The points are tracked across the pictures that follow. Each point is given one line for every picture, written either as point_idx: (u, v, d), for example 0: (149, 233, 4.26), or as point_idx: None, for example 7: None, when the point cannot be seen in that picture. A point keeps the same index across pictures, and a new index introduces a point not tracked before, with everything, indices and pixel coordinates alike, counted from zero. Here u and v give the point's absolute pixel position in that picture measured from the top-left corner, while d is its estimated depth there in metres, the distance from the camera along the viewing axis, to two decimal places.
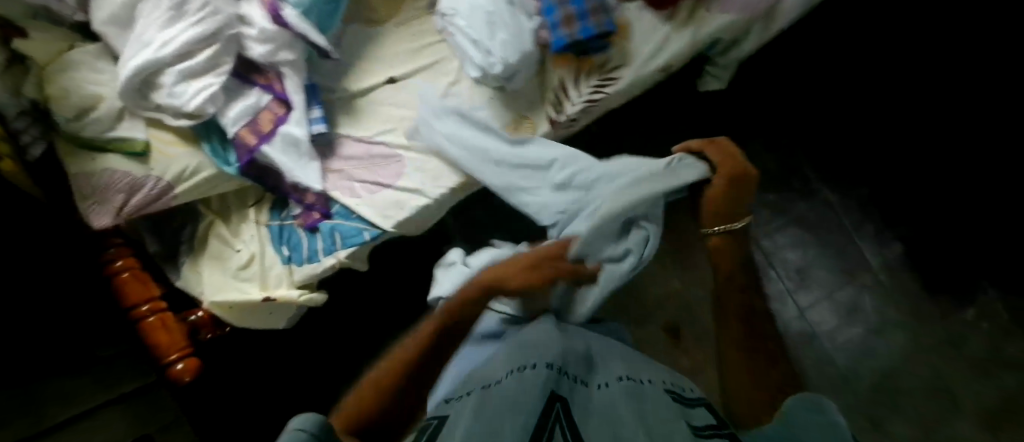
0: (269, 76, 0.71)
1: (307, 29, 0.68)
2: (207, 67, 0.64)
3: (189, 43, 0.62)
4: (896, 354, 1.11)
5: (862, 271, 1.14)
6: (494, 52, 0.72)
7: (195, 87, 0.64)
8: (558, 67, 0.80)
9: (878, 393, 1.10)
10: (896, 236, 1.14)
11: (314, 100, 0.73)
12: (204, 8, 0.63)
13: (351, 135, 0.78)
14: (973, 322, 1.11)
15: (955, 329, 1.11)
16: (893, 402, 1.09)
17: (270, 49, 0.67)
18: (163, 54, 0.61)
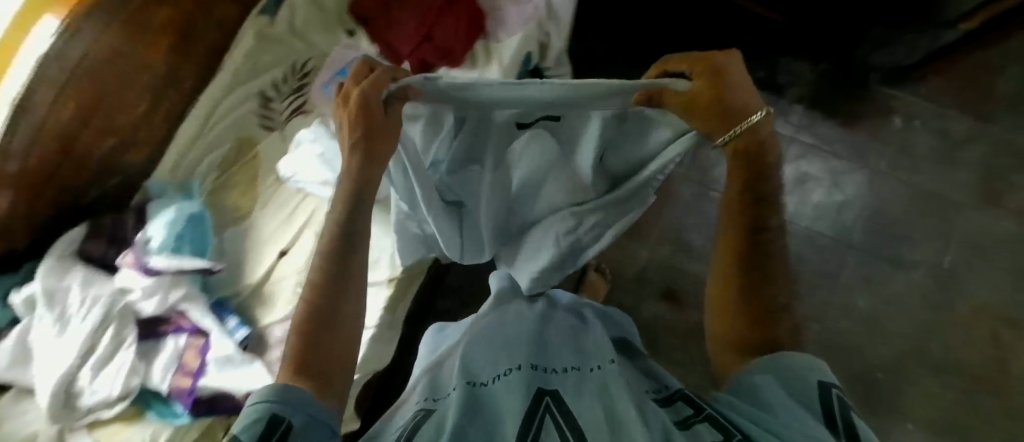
0: (173, 319, 0.73)
1: (182, 260, 0.72)
2: (111, 346, 0.67)
3: (85, 340, 0.66)
4: (867, 189, 1.12)
5: (792, 142, 1.14)
6: None
7: (105, 370, 0.66)
8: None
9: (876, 231, 1.10)
10: (793, 100, 1.16)
11: (224, 313, 0.76)
12: (85, 300, 0.68)
13: (275, 322, 0.78)
14: (906, 123, 1.13)
15: (899, 139, 1.13)
16: (893, 232, 1.09)
17: (159, 297, 0.71)
18: (63, 360, 0.64)
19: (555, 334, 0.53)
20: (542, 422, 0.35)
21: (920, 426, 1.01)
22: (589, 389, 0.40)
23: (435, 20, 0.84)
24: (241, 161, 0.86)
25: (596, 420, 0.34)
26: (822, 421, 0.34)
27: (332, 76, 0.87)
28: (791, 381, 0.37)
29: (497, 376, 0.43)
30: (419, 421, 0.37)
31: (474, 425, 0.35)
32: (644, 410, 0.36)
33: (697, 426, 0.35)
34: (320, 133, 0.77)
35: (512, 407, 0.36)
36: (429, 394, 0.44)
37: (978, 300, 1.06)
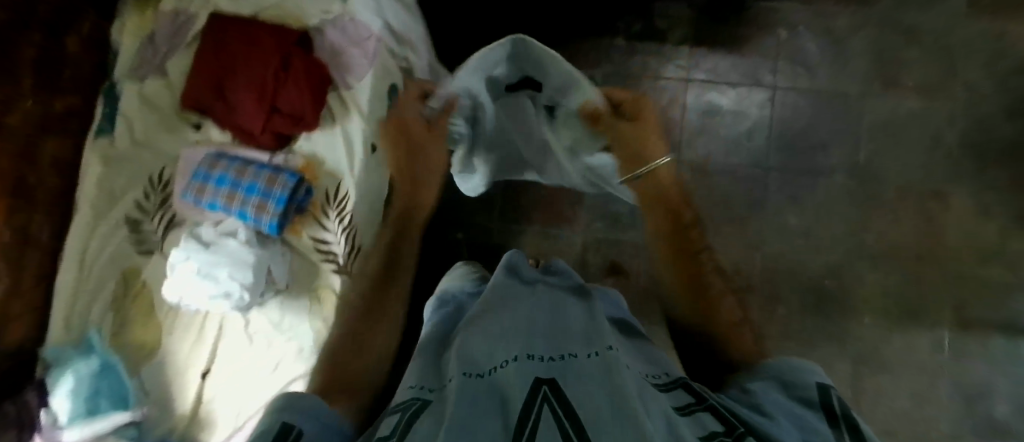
0: None
1: (94, 427, 0.75)
2: None
3: None
4: (770, 108, 1.10)
5: (686, 84, 1.12)
6: (235, 290, 0.74)
7: None
8: (299, 236, 0.84)
9: (788, 147, 1.09)
10: (677, 42, 1.13)
11: None
12: None
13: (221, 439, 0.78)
14: (791, 33, 1.11)
15: (788, 50, 1.11)
16: (804, 144, 1.09)
17: None
18: None
19: (561, 316, 0.45)
20: (541, 412, 0.28)
21: (874, 318, 1.03)
22: (599, 368, 0.33)
23: (274, 88, 0.80)
24: (130, 295, 0.84)
25: (598, 401, 0.28)
26: (823, 420, 0.30)
27: (189, 181, 0.80)
28: (787, 384, 0.34)
29: (492, 367, 0.34)
30: (407, 415, 0.30)
31: (470, 411, 0.28)
32: (650, 400, 0.30)
33: (700, 413, 0.31)
34: (191, 250, 0.75)
35: (511, 398, 0.30)
36: (415, 384, 0.36)
37: (900, 184, 1.06)
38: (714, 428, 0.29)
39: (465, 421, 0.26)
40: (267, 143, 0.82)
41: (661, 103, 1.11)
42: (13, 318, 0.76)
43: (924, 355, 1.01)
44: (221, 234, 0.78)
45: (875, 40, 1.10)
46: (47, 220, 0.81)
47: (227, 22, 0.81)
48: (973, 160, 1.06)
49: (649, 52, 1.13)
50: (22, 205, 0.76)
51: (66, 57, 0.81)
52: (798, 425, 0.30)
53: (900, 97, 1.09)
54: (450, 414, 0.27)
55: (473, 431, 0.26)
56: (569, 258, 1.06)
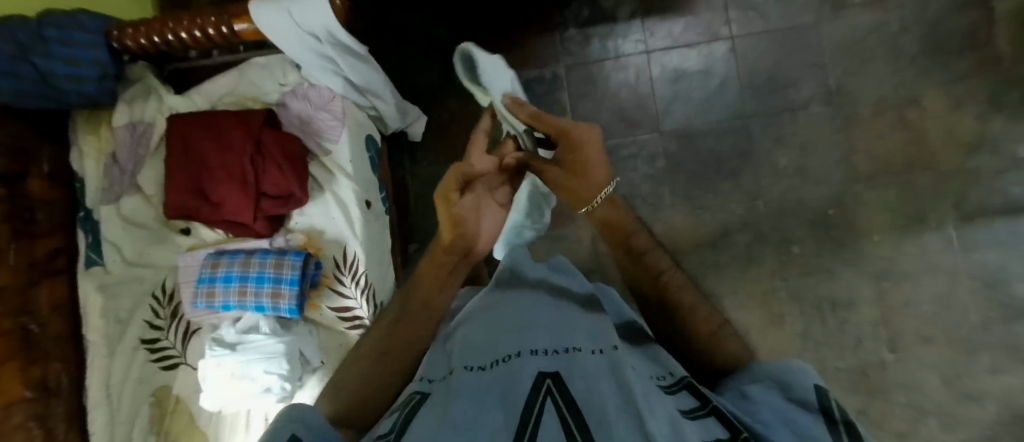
0: None
1: None
2: None
3: None
4: (733, 59, 1.11)
5: (649, 56, 1.12)
6: (275, 383, 0.73)
7: None
8: (319, 310, 0.83)
9: (761, 92, 1.10)
10: (629, 17, 1.13)
11: None
12: None
13: None
14: None
15: None
16: (775, 85, 1.11)
17: None
18: None
19: (561, 316, 0.49)
20: (543, 408, 0.33)
21: (884, 234, 1.06)
22: (599, 369, 0.37)
23: (255, 174, 0.79)
24: (167, 412, 0.83)
25: (600, 404, 0.32)
26: (824, 427, 0.32)
27: (196, 288, 0.80)
28: (790, 393, 0.36)
29: (496, 362, 0.41)
30: (413, 408, 0.37)
31: (472, 406, 0.33)
32: (652, 399, 0.34)
33: (707, 417, 0.34)
34: (219, 355, 0.74)
35: (515, 395, 0.35)
36: (429, 377, 0.44)
37: (875, 99, 1.09)
38: (719, 434, 0.32)
39: (468, 418, 0.32)
40: (264, 229, 0.81)
41: (631, 80, 1.12)
42: None
43: (939, 256, 1.04)
44: (244, 331, 0.78)
45: None
46: (62, 366, 0.79)
47: (187, 119, 0.81)
48: (936, 58, 1.08)
49: (605, 35, 1.13)
50: (35, 360, 0.74)
51: (33, 201, 0.78)
52: (796, 433, 0.33)
53: (854, 14, 1.11)
54: (454, 410, 0.33)
55: (474, 424, 0.31)
56: (583, 255, 1.07)
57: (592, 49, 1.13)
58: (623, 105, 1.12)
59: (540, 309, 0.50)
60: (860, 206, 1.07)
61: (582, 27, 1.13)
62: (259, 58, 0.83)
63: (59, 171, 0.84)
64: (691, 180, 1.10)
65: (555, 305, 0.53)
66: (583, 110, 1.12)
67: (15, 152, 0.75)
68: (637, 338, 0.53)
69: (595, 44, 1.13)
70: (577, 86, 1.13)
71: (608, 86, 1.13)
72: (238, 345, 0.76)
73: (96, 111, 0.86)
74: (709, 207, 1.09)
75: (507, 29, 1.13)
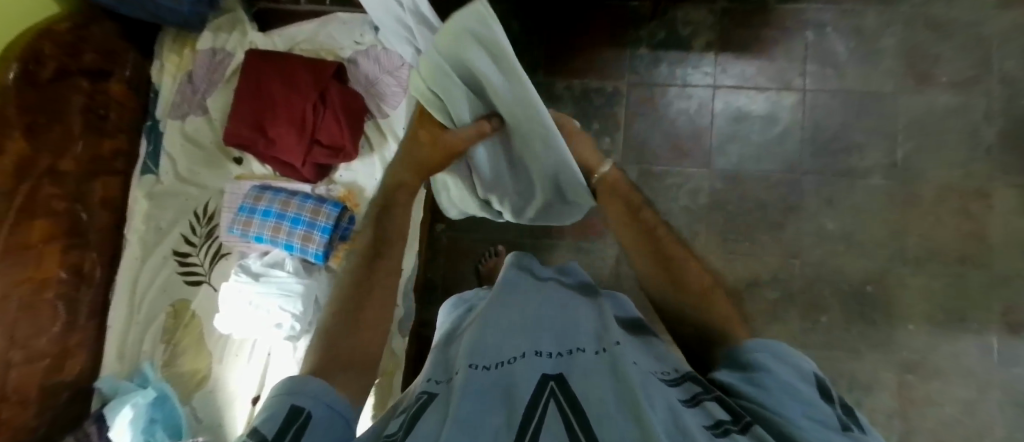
0: None
1: None
2: None
3: None
4: (801, 111, 1.09)
5: (715, 91, 1.11)
6: (287, 320, 0.76)
7: None
8: (343, 263, 0.85)
9: (821, 150, 1.08)
10: (703, 49, 1.12)
11: None
12: None
13: None
14: (819, 34, 1.10)
15: (817, 51, 1.10)
16: (839, 146, 1.07)
17: None
18: None
19: (563, 311, 0.48)
20: (546, 410, 0.32)
21: (920, 324, 1.01)
22: (600, 368, 0.36)
23: (314, 120, 0.83)
24: (181, 325, 0.85)
25: (603, 401, 0.31)
26: (821, 398, 0.33)
27: (235, 215, 0.84)
28: (790, 367, 0.35)
29: (502, 361, 0.39)
30: (422, 407, 0.35)
31: (476, 408, 0.32)
32: (651, 391, 0.32)
33: (708, 403, 0.33)
34: (243, 282, 0.77)
35: (516, 395, 0.33)
36: (436, 376, 0.42)
37: (942, 183, 1.04)
38: (720, 416, 0.31)
39: (469, 419, 0.31)
40: (310, 175, 0.85)
41: (690, 110, 1.11)
42: (69, 355, 0.77)
43: (973, 360, 0.99)
44: (268, 266, 0.81)
45: (906, 39, 1.08)
46: (97, 257, 0.83)
47: (263, 56, 0.85)
48: (1016, 155, 1.03)
49: (676, 62, 1.12)
50: (76, 246, 0.78)
51: (111, 100, 0.84)
52: (795, 397, 0.32)
53: (934, 92, 1.07)
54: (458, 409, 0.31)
55: (479, 427, 0.30)
56: (605, 272, 1.06)
57: (660, 72, 1.13)
58: (678, 134, 1.11)
59: (549, 307, 0.48)
60: (899, 290, 1.03)
61: (653, 50, 1.13)
62: (343, 14, 0.88)
63: (139, 77, 0.90)
64: (731, 222, 1.07)
65: (563, 301, 0.50)
66: (638, 130, 1.12)
67: (102, 51, 0.81)
68: (641, 332, 0.50)
69: (664, 67, 1.13)
70: (635, 106, 1.12)
71: (668, 112, 1.12)
72: (263, 276, 0.79)
73: (182, 32, 0.91)
74: (743, 255, 1.06)
75: (579, 36, 1.14)
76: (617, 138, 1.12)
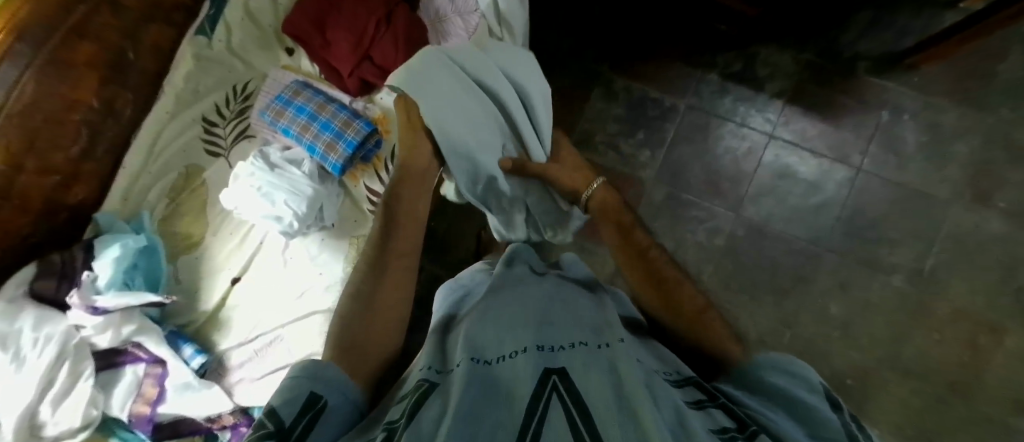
0: (130, 350, 0.77)
1: (127, 300, 0.74)
2: (61, 385, 0.70)
3: (43, 375, 0.69)
4: (847, 189, 1.06)
5: (769, 140, 1.08)
6: (287, 216, 0.76)
7: (62, 402, 0.71)
8: (356, 183, 0.85)
9: (853, 233, 1.05)
10: (773, 95, 1.09)
11: (179, 343, 0.79)
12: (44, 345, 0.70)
13: (232, 345, 0.82)
14: (894, 118, 1.06)
15: (886, 134, 1.06)
16: (872, 235, 1.04)
17: (111, 332, 0.74)
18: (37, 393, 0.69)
19: (563, 307, 0.49)
20: (549, 404, 0.32)
21: (888, 433, 0.99)
22: (601, 365, 0.37)
23: (373, 37, 0.82)
24: (189, 189, 0.86)
25: (608, 399, 0.32)
26: (827, 406, 0.34)
27: (270, 102, 0.84)
28: (791, 379, 0.37)
29: (502, 356, 0.39)
30: (422, 397, 0.35)
31: (477, 401, 0.32)
32: (658, 393, 0.33)
33: (712, 409, 0.34)
34: (258, 167, 0.78)
35: (519, 389, 0.34)
36: (436, 365, 0.42)
37: (960, 304, 1.01)
38: (727, 424, 0.32)
39: (471, 410, 0.31)
40: (351, 87, 0.85)
41: (737, 151, 1.09)
42: (79, 180, 0.80)
43: None
44: (286, 160, 0.81)
45: (979, 151, 1.04)
46: (132, 99, 0.84)
47: None
48: None
49: (742, 99, 1.10)
50: (117, 80, 0.80)
51: None
52: (805, 416, 0.34)
53: (987, 213, 1.03)
54: (460, 401, 0.31)
55: (486, 419, 0.31)
56: (600, 278, 1.06)
57: (720, 103, 1.10)
58: (718, 170, 1.09)
59: (548, 304, 0.49)
60: (878, 393, 1.01)
61: (722, 81, 1.10)
62: None
63: None
64: (738, 272, 1.06)
65: (560, 296, 0.51)
66: (679, 153, 1.10)
67: None
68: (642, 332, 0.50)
69: (727, 100, 1.10)
70: (686, 128, 1.10)
71: (715, 145, 1.10)
72: (277, 167, 0.79)
73: None
74: (738, 307, 1.04)
75: (655, 42, 1.12)
76: (655, 154, 1.11)
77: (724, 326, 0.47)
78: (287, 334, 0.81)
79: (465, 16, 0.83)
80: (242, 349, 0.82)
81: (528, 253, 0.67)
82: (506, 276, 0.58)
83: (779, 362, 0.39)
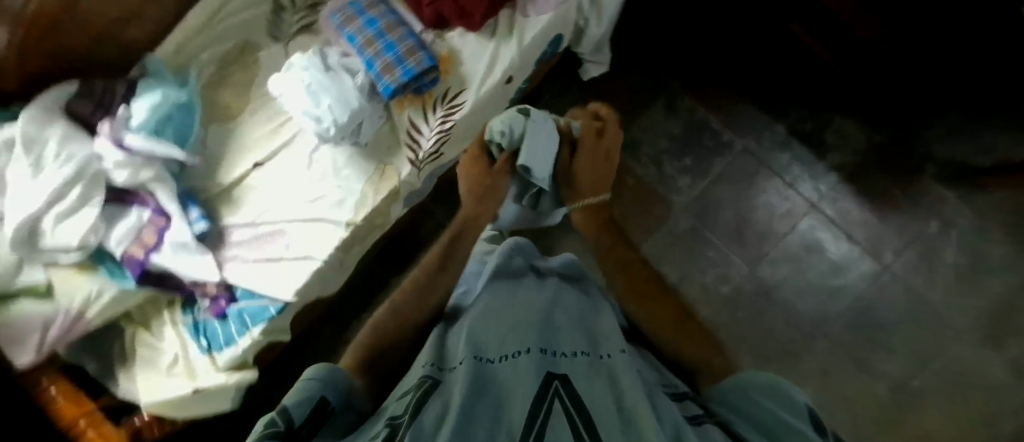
0: (141, 194, 0.79)
1: (157, 147, 0.76)
2: (70, 203, 0.72)
3: (56, 187, 0.71)
4: (868, 282, 1.04)
5: (811, 210, 1.06)
6: (326, 119, 0.75)
7: (67, 219, 0.72)
8: (401, 111, 0.84)
9: (856, 326, 1.03)
10: (831, 166, 1.06)
11: (188, 203, 0.81)
12: (65, 161, 0.72)
13: (236, 223, 0.84)
14: (941, 231, 1.03)
15: (927, 243, 1.03)
16: (874, 335, 1.03)
17: (130, 171, 0.75)
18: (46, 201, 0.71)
19: (564, 315, 0.50)
20: (550, 408, 0.33)
21: None
22: (599, 376, 0.37)
23: None
24: (240, 62, 0.87)
25: (607, 407, 0.33)
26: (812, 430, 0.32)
27: (342, 6, 0.82)
28: (778, 399, 0.35)
29: (504, 355, 0.40)
30: (425, 392, 0.36)
31: (477, 402, 0.33)
32: (654, 404, 0.34)
33: (709, 426, 0.34)
34: (313, 63, 0.77)
35: (521, 391, 0.34)
36: (436, 362, 0.43)
37: (933, 430, 1.00)
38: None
39: (470, 408, 0.32)
40: (426, 18, 0.83)
41: (775, 209, 1.07)
42: (143, 17, 0.80)
43: None
44: (342, 66, 0.80)
45: (1014, 292, 1.01)
46: None
47: None
48: None
49: (798, 159, 1.07)
50: None
51: None
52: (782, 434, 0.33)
53: (996, 353, 1.00)
54: (462, 399, 0.32)
55: (482, 419, 0.32)
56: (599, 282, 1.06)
57: (776, 157, 1.08)
58: (749, 219, 1.07)
59: (548, 309, 0.50)
60: None
61: (787, 136, 1.08)
62: None
63: None
64: (732, 324, 1.05)
65: (553, 298, 0.53)
66: (718, 190, 1.08)
67: None
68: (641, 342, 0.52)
69: (784, 156, 1.07)
70: (733, 169, 1.09)
71: (756, 195, 1.07)
72: (331, 70, 0.78)
73: None
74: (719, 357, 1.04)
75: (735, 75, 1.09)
76: (695, 184, 1.09)
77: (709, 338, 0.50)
78: (292, 231, 0.83)
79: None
80: (245, 231, 0.84)
81: (529, 248, 0.70)
82: (506, 273, 0.60)
83: (763, 385, 0.37)
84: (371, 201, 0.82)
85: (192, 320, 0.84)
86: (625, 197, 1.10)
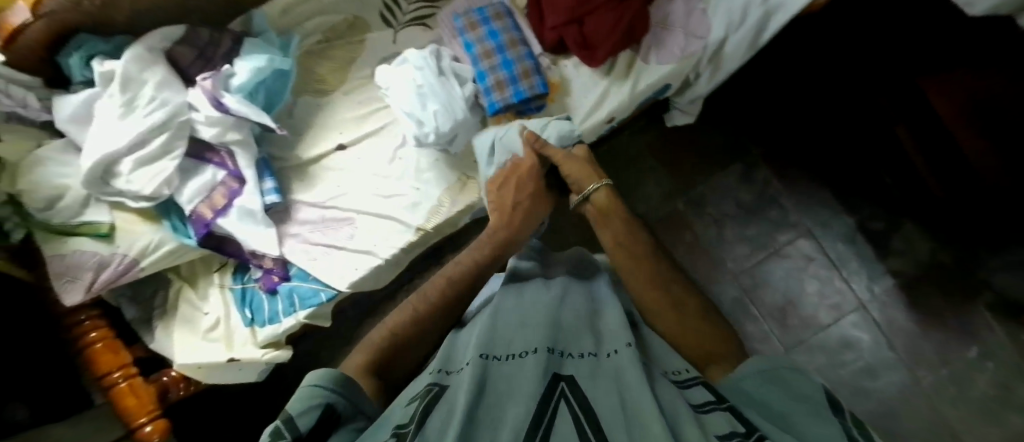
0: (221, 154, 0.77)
1: (251, 113, 0.73)
2: (152, 150, 0.70)
3: (143, 132, 0.69)
4: (897, 391, 1.04)
5: (856, 307, 1.06)
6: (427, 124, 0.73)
7: (145, 165, 0.70)
8: None
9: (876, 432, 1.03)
10: (888, 270, 1.06)
11: (265, 173, 0.79)
12: (154, 108, 0.70)
13: (305, 201, 0.82)
14: (979, 359, 1.03)
15: (961, 366, 1.04)
16: None
17: (218, 131, 0.73)
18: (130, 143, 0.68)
19: (571, 311, 0.50)
20: (557, 410, 0.34)
21: None
22: (606, 377, 0.38)
23: (595, 6, 0.76)
24: (346, 39, 0.84)
25: (613, 407, 0.34)
26: (827, 409, 0.36)
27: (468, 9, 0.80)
28: (787, 388, 0.39)
29: (512, 355, 0.41)
30: (434, 398, 0.37)
31: (486, 418, 0.34)
32: (660, 401, 0.35)
33: (716, 411, 0.35)
34: (426, 62, 0.75)
35: (526, 392, 0.35)
36: (443, 367, 0.43)
37: None
38: (731, 425, 0.33)
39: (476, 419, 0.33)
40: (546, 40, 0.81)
41: (823, 298, 1.07)
42: None
43: None
44: (454, 71, 0.77)
45: None
46: None
47: None
48: None
49: (859, 256, 1.07)
50: None
51: None
52: (799, 416, 0.36)
53: None
54: (467, 408, 0.33)
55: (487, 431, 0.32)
56: None
57: (836, 247, 1.08)
58: (795, 302, 1.07)
59: (556, 306, 0.51)
60: None
61: (852, 231, 1.07)
62: None
63: None
64: None
65: (562, 295, 0.54)
66: (770, 266, 1.09)
67: None
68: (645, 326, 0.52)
69: (845, 248, 1.07)
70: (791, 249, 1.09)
71: (807, 280, 1.08)
72: (441, 74, 0.75)
73: None
74: None
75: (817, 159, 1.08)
76: (751, 254, 1.09)
77: (721, 326, 0.50)
78: (359, 222, 0.81)
79: (689, 41, 0.79)
80: (312, 212, 0.82)
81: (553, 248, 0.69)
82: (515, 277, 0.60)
83: (770, 373, 0.40)
84: (446, 212, 0.80)
85: (240, 288, 0.82)
86: (681, 253, 1.10)
